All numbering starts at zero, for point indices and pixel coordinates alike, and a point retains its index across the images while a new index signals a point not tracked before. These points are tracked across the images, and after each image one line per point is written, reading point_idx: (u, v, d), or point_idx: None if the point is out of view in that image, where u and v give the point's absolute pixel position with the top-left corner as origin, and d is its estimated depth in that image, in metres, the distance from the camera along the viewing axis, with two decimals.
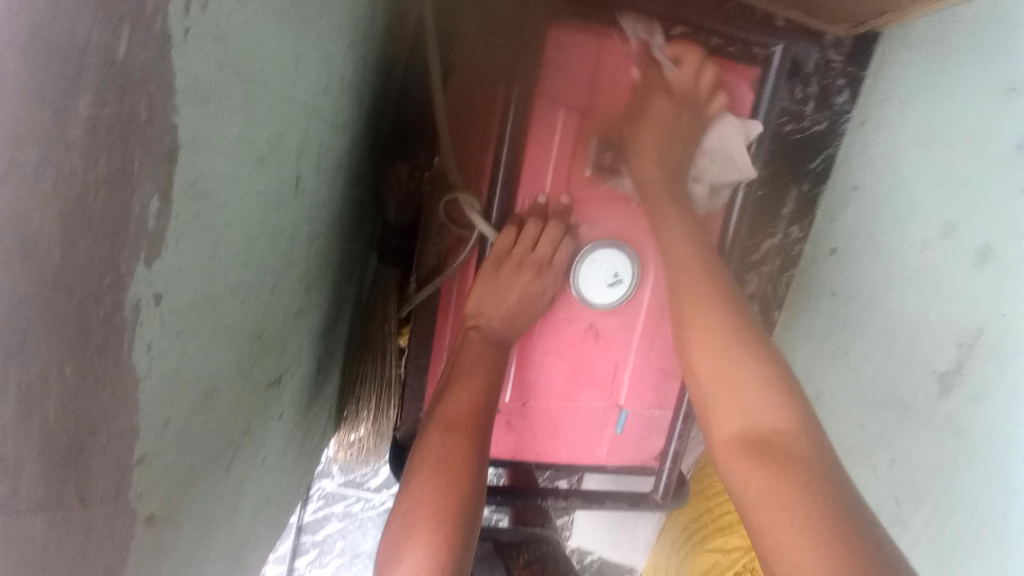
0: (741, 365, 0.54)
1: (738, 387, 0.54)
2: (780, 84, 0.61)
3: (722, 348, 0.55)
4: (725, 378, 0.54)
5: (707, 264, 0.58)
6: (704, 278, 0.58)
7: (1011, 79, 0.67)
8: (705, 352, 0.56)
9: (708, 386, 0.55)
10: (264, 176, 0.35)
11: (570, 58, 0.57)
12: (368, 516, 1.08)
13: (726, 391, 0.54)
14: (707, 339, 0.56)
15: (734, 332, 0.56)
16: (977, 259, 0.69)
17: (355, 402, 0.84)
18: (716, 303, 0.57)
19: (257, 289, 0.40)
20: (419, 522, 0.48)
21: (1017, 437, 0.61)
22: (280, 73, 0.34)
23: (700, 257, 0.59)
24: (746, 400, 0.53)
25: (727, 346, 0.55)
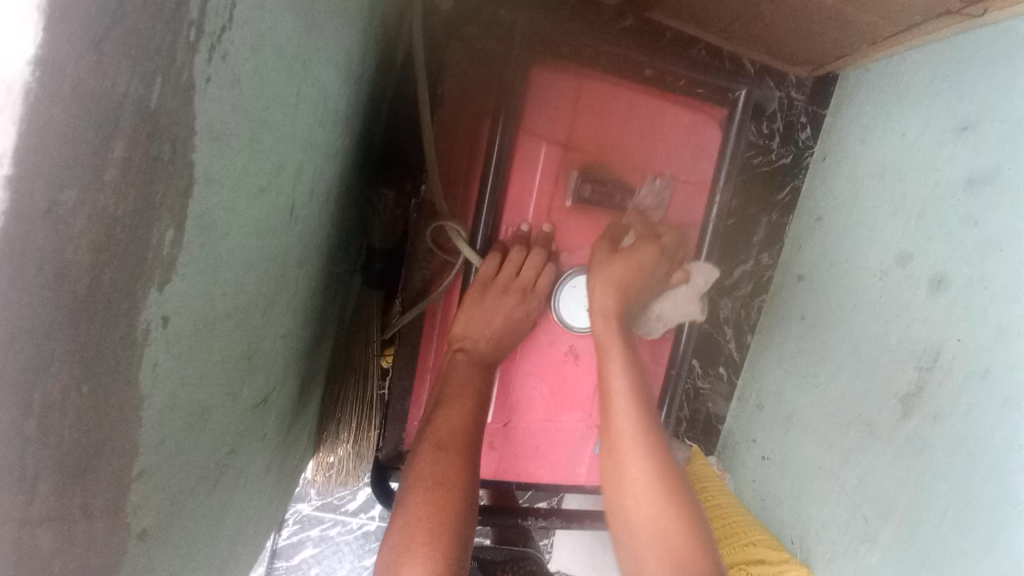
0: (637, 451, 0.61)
1: (660, 529, 0.59)
2: (744, 124, 0.66)
3: (648, 492, 0.60)
4: (654, 519, 0.59)
5: (645, 413, 0.62)
6: (642, 427, 0.61)
7: (961, 117, 0.74)
8: (637, 493, 0.60)
9: (637, 525, 0.60)
10: (263, 204, 0.37)
11: (554, 96, 0.61)
12: (345, 541, 1.07)
13: (656, 533, 0.59)
14: (637, 485, 0.60)
15: (659, 476, 0.60)
16: (932, 286, 0.74)
17: (336, 423, 0.85)
18: (647, 452, 0.61)
19: (251, 311, 0.41)
20: (417, 537, 0.48)
21: (974, 454, 0.65)
22: (284, 108, 0.36)
23: (642, 401, 0.62)
24: (673, 540, 0.58)
25: (653, 492, 0.60)
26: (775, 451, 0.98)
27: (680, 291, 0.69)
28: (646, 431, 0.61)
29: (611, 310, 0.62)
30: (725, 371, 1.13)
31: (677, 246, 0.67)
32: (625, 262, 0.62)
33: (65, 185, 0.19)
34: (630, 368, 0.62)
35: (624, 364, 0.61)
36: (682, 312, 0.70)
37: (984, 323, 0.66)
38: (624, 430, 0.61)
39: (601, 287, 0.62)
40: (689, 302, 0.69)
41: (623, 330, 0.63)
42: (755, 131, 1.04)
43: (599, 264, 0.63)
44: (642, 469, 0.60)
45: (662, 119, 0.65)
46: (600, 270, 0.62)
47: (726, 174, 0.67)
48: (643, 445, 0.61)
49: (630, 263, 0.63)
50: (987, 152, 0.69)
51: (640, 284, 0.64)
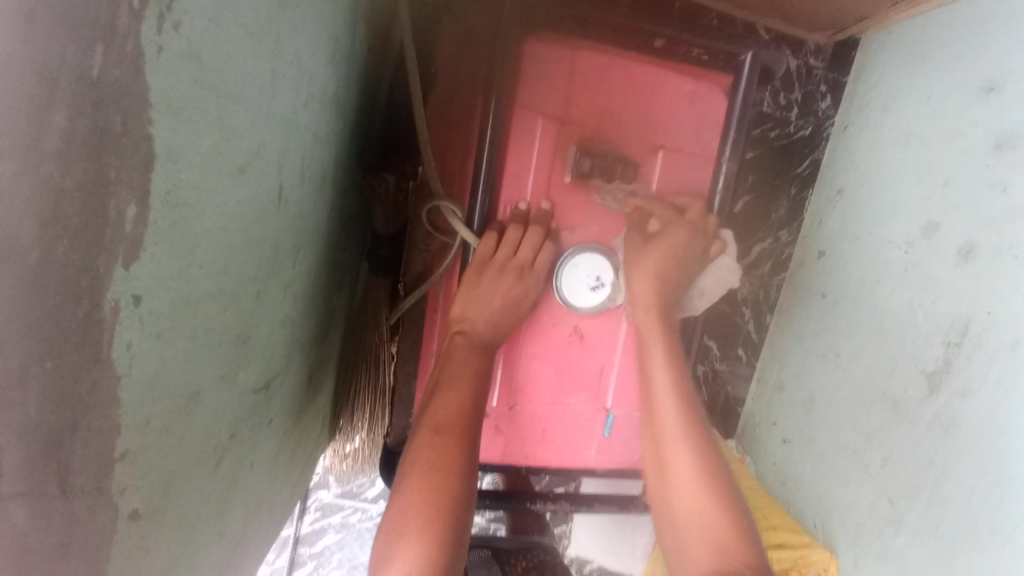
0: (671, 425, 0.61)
1: (703, 522, 0.57)
2: (750, 90, 0.63)
3: (691, 480, 0.59)
4: (699, 511, 0.58)
5: (688, 406, 0.62)
6: (684, 420, 0.61)
7: (988, 77, 0.69)
8: (682, 485, 0.59)
9: (682, 519, 0.58)
10: (243, 186, 0.37)
11: (548, 69, 0.59)
12: (366, 527, 1.09)
13: (699, 525, 0.57)
14: (682, 478, 0.59)
15: (702, 468, 0.59)
16: (960, 256, 0.70)
17: (349, 411, 0.85)
18: (692, 445, 0.60)
19: (240, 295, 0.41)
20: (411, 522, 0.48)
21: (1005, 431, 0.62)
22: (257, 85, 0.35)
23: (679, 377, 0.63)
24: (717, 533, 0.56)
25: (699, 484, 0.59)
26: (796, 433, 0.95)
27: (714, 267, 0.68)
28: (689, 423, 0.61)
29: (650, 297, 0.63)
30: (744, 353, 1.10)
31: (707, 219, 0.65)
32: (659, 250, 0.63)
33: (4, 157, 0.19)
34: (671, 347, 0.63)
35: (665, 343, 0.62)
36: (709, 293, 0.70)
37: (1015, 290, 0.62)
38: (666, 423, 0.62)
39: (640, 278, 0.63)
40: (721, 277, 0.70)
41: (662, 312, 0.63)
42: (771, 103, 1.00)
43: (633, 255, 0.64)
44: (687, 462, 0.60)
45: (663, 89, 0.63)
46: (632, 264, 0.63)
47: (733, 145, 0.64)
48: (686, 438, 0.61)
49: (665, 257, 0.64)
50: (1016, 110, 0.65)
51: (677, 274, 0.65)
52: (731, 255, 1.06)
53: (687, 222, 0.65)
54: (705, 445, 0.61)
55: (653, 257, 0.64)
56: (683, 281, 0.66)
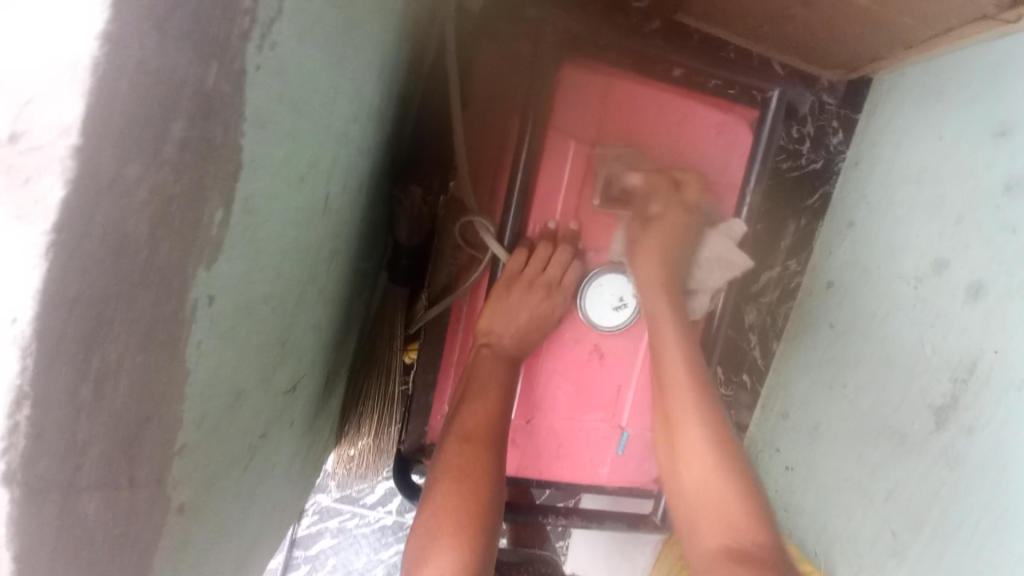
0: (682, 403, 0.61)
1: (711, 495, 0.58)
2: (777, 124, 0.65)
3: (700, 456, 0.60)
4: (708, 484, 0.59)
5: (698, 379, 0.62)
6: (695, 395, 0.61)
7: (1001, 122, 0.71)
8: (692, 460, 0.60)
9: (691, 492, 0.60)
10: (300, 194, 0.38)
11: (584, 95, 0.61)
12: (362, 534, 1.08)
13: (707, 498, 0.58)
14: (693, 453, 0.60)
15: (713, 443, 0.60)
16: (969, 294, 0.72)
17: (359, 417, 0.86)
18: (701, 422, 0.61)
19: (285, 299, 0.42)
20: (444, 527, 0.49)
21: (1010, 469, 0.63)
22: (324, 96, 0.37)
23: (693, 354, 0.62)
24: (723, 508, 0.57)
25: (711, 460, 0.59)
26: (799, 461, 0.96)
27: (714, 240, 0.67)
28: (701, 397, 0.61)
29: (654, 281, 0.63)
30: (749, 378, 1.11)
31: (694, 190, 0.65)
32: (659, 236, 0.64)
33: (128, 159, 0.20)
34: (680, 324, 0.63)
35: (674, 325, 0.63)
36: (722, 266, 0.68)
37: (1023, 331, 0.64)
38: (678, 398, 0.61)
39: (639, 256, 0.64)
40: (727, 246, 0.67)
41: (670, 292, 0.64)
42: (785, 136, 1.03)
43: (634, 249, 0.64)
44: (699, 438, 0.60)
45: (691, 119, 0.65)
46: (634, 247, 0.64)
47: (757, 177, 0.66)
48: (696, 415, 0.61)
49: (663, 237, 0.64)
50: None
51: (675, 255, 0.65)
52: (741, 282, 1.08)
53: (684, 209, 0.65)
54: (716, 421, 0.61)
55: (648, 245, 0.64)
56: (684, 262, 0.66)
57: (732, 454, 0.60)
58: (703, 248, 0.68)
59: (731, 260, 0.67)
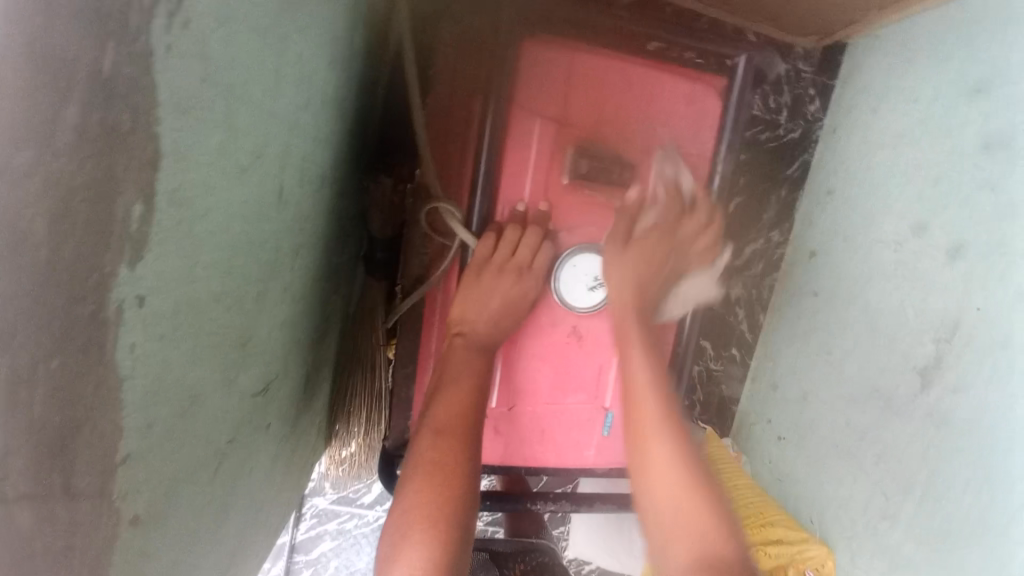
0: (652, 426, 0.58)
1: (688, 530, 0.53)
2: (745, 92, 0.64)
3: (672, 484, 0.55)
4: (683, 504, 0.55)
5: (666, 396, 0.60)
6: (665, 418, 0.58)
7: (975, 79, 0.71)
8: (663, 490, 0.55)
9: (664, 529, 0.54)
10: (246, 187, 0.37)
11: (546, 72, 0.60)
12: (362, 533, 1.08)
13: (683, 531, 0.53)
14: (664, 481, 0.56)
15: (685, 461, 0.57)
16: (949, 255, 0.71)
17: (347, 417, 0.84)
18: (672, 445, 0.57)
19: (242, 296, 0.41)
20: (415, 522, 0.48)
21: (998, 426, 0.63)
22: (262, 82, 0.35)
23: (662, 378, 0.60)
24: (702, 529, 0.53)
25: (684, 478, 0.56)
26: (790, 431, 0.96)
27: (694, 276, 0.68)
28: (668, 414, 0.59)
29: (629, 303, 0.62)
30: (738, 352, 1.11)
31: (696, 232, 0.66)
32: (638, 253, 0.63)
33: (19, 146, 0.20)
34: (649, 349, 0.61)
35: (643, 346, 0.61)
36: (692, 301, 0.69)
37: (1004, 288, 0.64)
38: (648, 421, 0.58)
39: (614, 269, 0.62)
40: (703, 290, 0.69)
41: (641, 314, 0.63)
42: (762, 106, 1.02)
43: (609, 263, 0.63)
44: (670, 455, 0.57)
45: (659, 91, 0.63)
46: (609, 258, 0.62)
47: (728, 145, 0.65)
48: (667, 437, 0.57)
49: (647, 259, 0.63)
50: (1001, 114, 0.67)
51: (655, 275, 0.64)
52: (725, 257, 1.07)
53: (667, 236, 0.65)
54: (687, 449, 0.58)
55: (626, 259, 0.63)
56: (664, 289, 0.66)
57: (704, 482, 0.56)
58: (683, 282, 0.68)
59: (697, 296, 0.69)
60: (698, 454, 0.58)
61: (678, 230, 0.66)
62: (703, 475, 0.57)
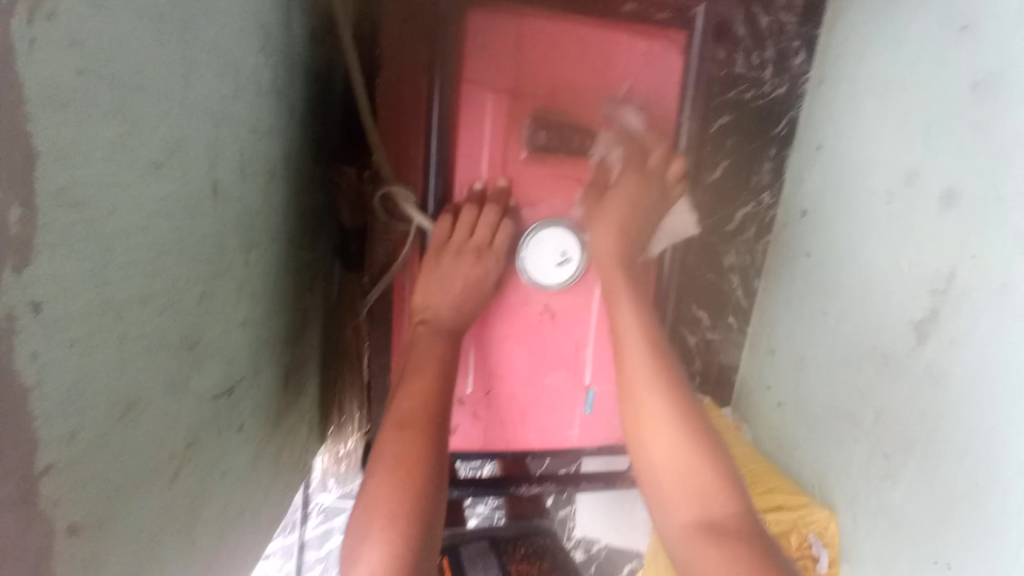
0: (640, 373, 0.59)
1: (680, 467, 0.56)
2: (705, 45, 0.62)
3: (661, 424, 0.57)
4: (676, 458, 0.56)
5: (658, 356, 0.60)
6: (653, 368, 0.59)
7: (963, 16, 0.67)
8: (654, 428, 0.57)
9: (656, 463, 0.57)
10: (161, 183, 0.36)
11: (492, 41, 0.57)
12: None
13: (675, 465, 0.56)
14: (655, 422, 0.58)
15: (677, 413, 0.58)
16: (942, 203, 0.69)
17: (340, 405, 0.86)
18: (661, 388, 0.59)
19: (181, 301, 0.40)
20: (377, 519, 0.47)
21: (998, 376, 0.60)
22: (162, 71, 0.35)
23: (649, 323, 0.61)
24: (697, 481, 0.54)
25: (681, 440, 0.56)
26: (791, 396, 0.94)
27: (678, 204, 0.68)
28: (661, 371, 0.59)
29: (614, 250, 0.61)
30: (735, 321, 1.08)
31: (666, 161, 0.64)
32: (619, 202, 0.61)
33: None
34: (636, 297, 0.61)
35: (629, 293, 0.61)
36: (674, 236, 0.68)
37: (1000, 237, 0.61)
38: (636, 371, 0.59)
39: (603, 224, 0.61)
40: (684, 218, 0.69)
41: (626, 267, 0.61)
42: (744, 65, 0.98)
43: (593, 213, 0.62)
44: (663, 413, 0.58)
45: (615, 53, 0.60)
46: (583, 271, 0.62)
47: (689, 104, 0.63)
48: (656, 382, 0.59)
49: (628, 209, 0.62)
50: (992, 50, 0.63)
51: (641, 220, 0.63)
52: (714, 223, 1.04)
53: (649, 173, 0.64)
54: (676, 390, 0.59)
55: (611, 207, 0.61)
56: (650, 225, 0.65)
57: (694, 418, 0.58)
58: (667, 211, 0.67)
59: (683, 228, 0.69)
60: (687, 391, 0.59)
61: (660, 169, 0.64)
62: (693, 412, 0.59)
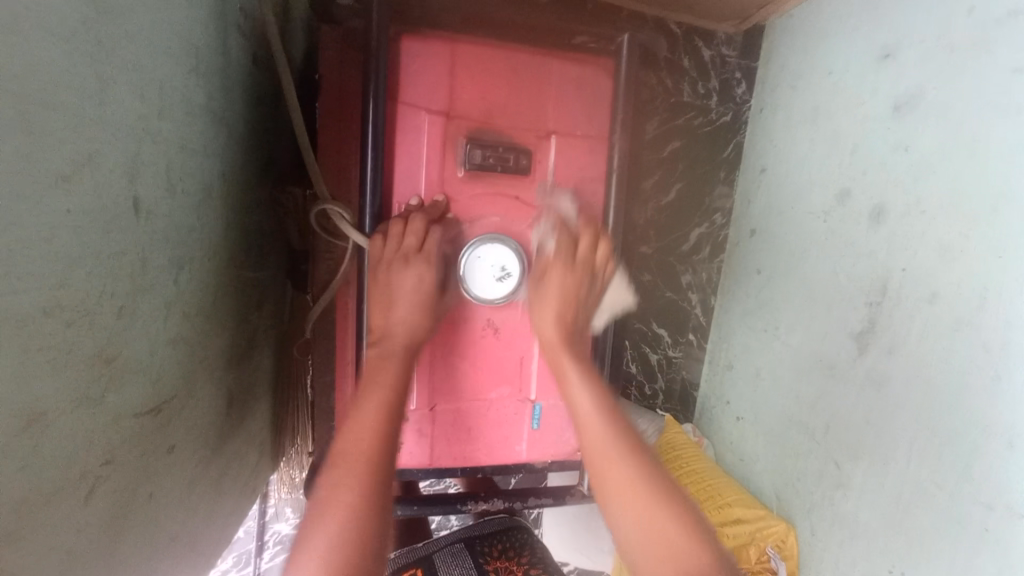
0: (606, 443, 0.56)
1: (662, 540, 0.50)
2: (632, 67, 0.65)
3: (635, 496, 0.52)
4: (656, 530, 0.51)
5: (621, 425, 0.57)
6: (618, 436, 0.56)
7: (882, 45, 0.71)
8: (626, 502, 0.52)
9: (636, 541, 0.51)
10: (71, 194, 0.37)
11: (426, 66, 0.61)
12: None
13: (656, 545, 0.50)
14: (629, 494, 0.53)
15: (650, 481, 0.53)
16: (871, 219, 0.71)
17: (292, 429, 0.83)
18: (628, 456, 0.55)
19: (93, 313, 0.40)
20: (313, 552, 0.44)
21: (932, 382, 0.61)
22: (77, 92, 0.36)
23: (605, 395, 0.59)
24: (680, 554, 0.49)
25: (658, 510, 0.52)
26: (747, 410, 0.94)
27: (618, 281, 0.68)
28: (626, 438, 0.56)
29: (556, 334, 0.62)
30: (694, 338, 1.09)
31: (595, 246, 0.65)
32: (557, 284, 0.63)
33: None
34: (587, 372, 0.61)
35: (580, 369, 0.61)
36: (615, 307, 0.69)
37: (924, 245, 0.63)
38: (599, 443, 0.56)
39: (542, 315, 0.63)
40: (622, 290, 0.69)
41: (571, 345, 0.62)
42: (690, 92, 1.02)
43: (535, 299, 0.64)
44: (630, 475, 0.54)
45: (547, 77, 0.64)
46: (534, 303, 0.63)
47: (621, 124, 0.66)
48: (622, 450, 0.55)
49: (565, 292, 0.63)
50: (910, 76, 0.66)
51: (579, 304, 0.64)
52: (668, 244, 1.07)
53: (581, 261, 0.64)
54: (647, 462, 0.55)
55: (547, 293, 0.63)
56: (591, 304, 0.66)
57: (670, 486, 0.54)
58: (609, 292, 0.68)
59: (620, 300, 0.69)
60: (657, 460, 0.56)
61: (593, 256, 0.65)
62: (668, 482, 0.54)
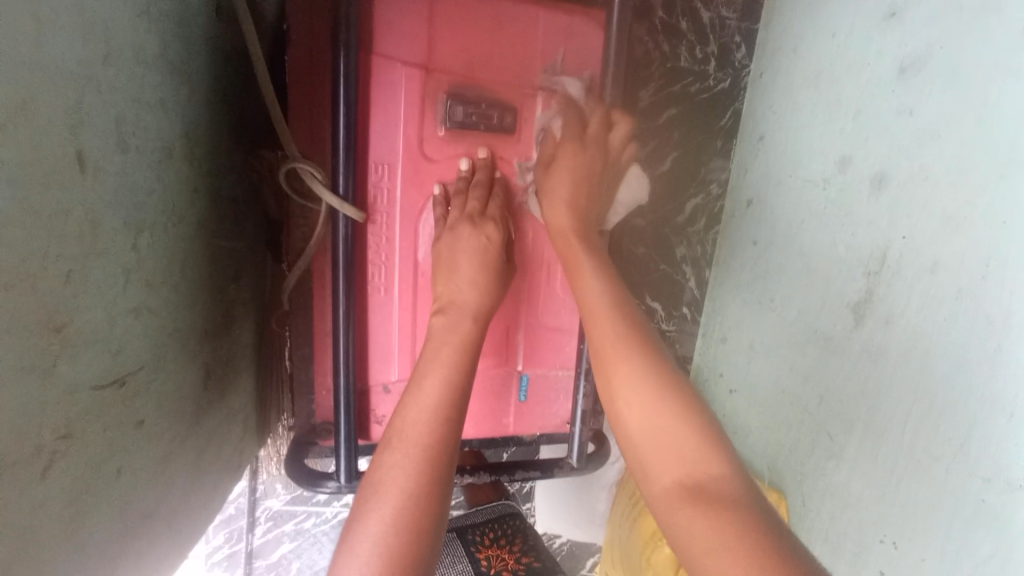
0: (611, 332, 0.56)
1: (661, 425, 0.49)
2: (625, 20, 0.62)
3: (639, 388, 0.52)
4: (651, 420, 0.50)
5: (629, 325, 0.57)
6: (625, 328, 0.56)
7: (891, 1, 0.66)
8: (630, 398, 0.52)
9: (637, 435, 0.50)
10: (3, 146, 0.33)
11: (401, 15, 0.56)
12: (323, 532, 0.95)
13: (660, 446, 0.48)
14: (630, 386, 0.52)
15: (653, 369, 0.53)
16: (873, 186, 0.68)
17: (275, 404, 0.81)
18: (634, 350, 0.54)
19: (35, 280, 0.37)
20: (376, 519, 0.40)
21: (931, 352, 0.59)
22: (5, 34, 0.33)
23: (618, 292, 0.60)
24: (687, 453, 0.47)
25: (658, 400, 0.51)
26: (739, 384, 0.93)
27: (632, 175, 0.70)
28: (636, 337, 0.56)
29: (563, 208, 0.62)
30: (689, 311, 1.06)
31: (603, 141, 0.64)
32: (568, 168, 0.62)
33: None
34: (598, 266, 0.61)
35: (591, 266, 0.61)
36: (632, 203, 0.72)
37: (927, 212, 0.60)
38: (607, 339, 0.56)
39: (552, 204, 0.62)
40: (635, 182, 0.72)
41: (582, 237, 0.63)
42: (686, 56, 0.94)
43: (545, 189, 0.63)
44: (635, 366, 0.53)
45: (532, 30, 0.61)
46: (545, 197, 0.63)
47: (611, 83, 0.63)
48: (630, 344, 0.55)
49: (574, 181, 0.62)
50: (917, 34, 0.62)
51: (589, 183, 0.64)
52: (665, 214, 1.01)
53: (592, 147, 0.64)
54: (655, 361, 0.54)
55: (559, 176, 0.63)
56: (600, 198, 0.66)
57: (673, 377, 0.53)
58: (624, 193, 0.70)
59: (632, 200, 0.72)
60: (663, 357, 0.55)
61: (602, 149, 0.65)
62: (674, 376, 0.53)
